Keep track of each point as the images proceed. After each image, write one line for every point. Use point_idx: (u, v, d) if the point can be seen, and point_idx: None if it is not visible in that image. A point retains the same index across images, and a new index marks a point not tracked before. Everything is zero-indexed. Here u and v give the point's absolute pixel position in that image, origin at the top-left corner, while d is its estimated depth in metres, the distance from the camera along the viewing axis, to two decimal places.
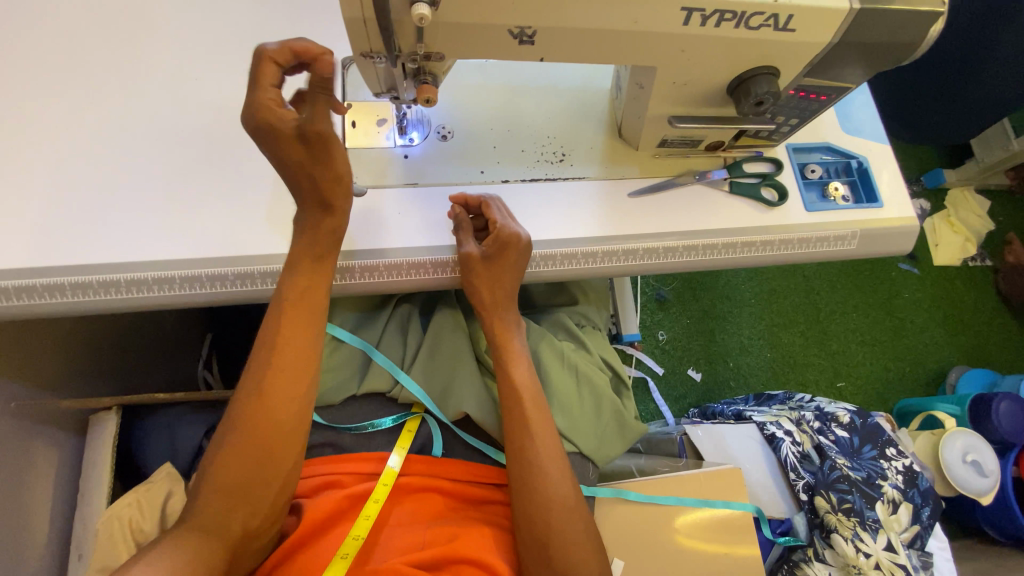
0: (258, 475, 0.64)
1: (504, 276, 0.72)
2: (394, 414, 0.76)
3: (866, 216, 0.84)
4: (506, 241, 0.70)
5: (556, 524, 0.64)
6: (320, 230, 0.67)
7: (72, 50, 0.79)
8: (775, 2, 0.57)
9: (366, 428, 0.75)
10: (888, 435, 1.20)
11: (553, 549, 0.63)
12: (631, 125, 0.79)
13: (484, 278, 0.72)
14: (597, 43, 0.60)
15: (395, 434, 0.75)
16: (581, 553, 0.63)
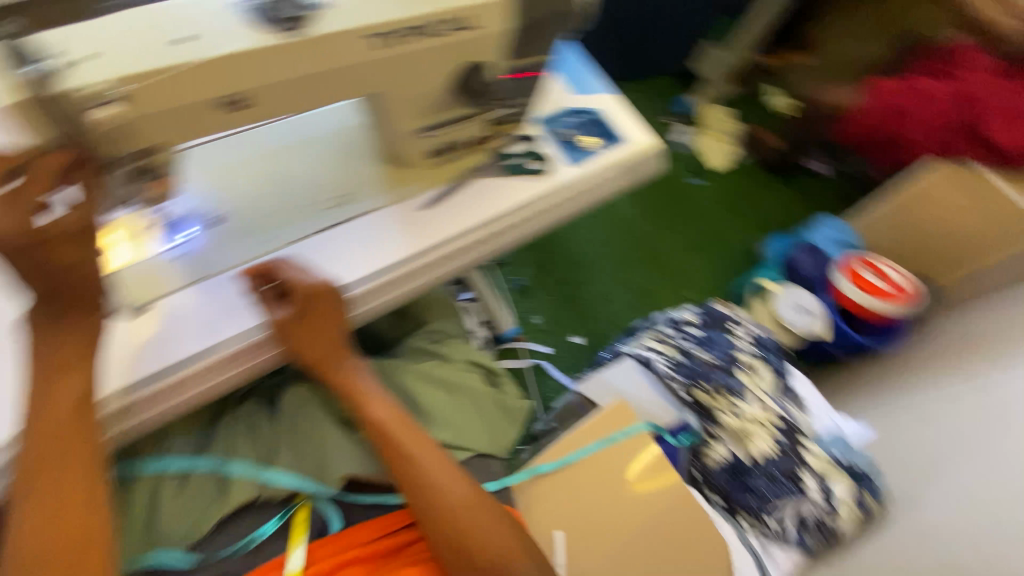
0: None
1: (323, 325, 0.74)
2: (276, 515, 0.71)
3: (620, 151, 1.00)
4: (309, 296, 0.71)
5: (467, 520, 0.67)
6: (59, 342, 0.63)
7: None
8: (443, 9, 0.65)
9: (251, 544, 0.69)
10: (728, 316, 1.41)
11: (472, 548, 0.66)
12: (393, 147, 0.83)
13: (304, 337, 0.73)
14: (309, 87, 0.63)
15: (286, 533, 0.71)
16: (498, 538, 0.68)
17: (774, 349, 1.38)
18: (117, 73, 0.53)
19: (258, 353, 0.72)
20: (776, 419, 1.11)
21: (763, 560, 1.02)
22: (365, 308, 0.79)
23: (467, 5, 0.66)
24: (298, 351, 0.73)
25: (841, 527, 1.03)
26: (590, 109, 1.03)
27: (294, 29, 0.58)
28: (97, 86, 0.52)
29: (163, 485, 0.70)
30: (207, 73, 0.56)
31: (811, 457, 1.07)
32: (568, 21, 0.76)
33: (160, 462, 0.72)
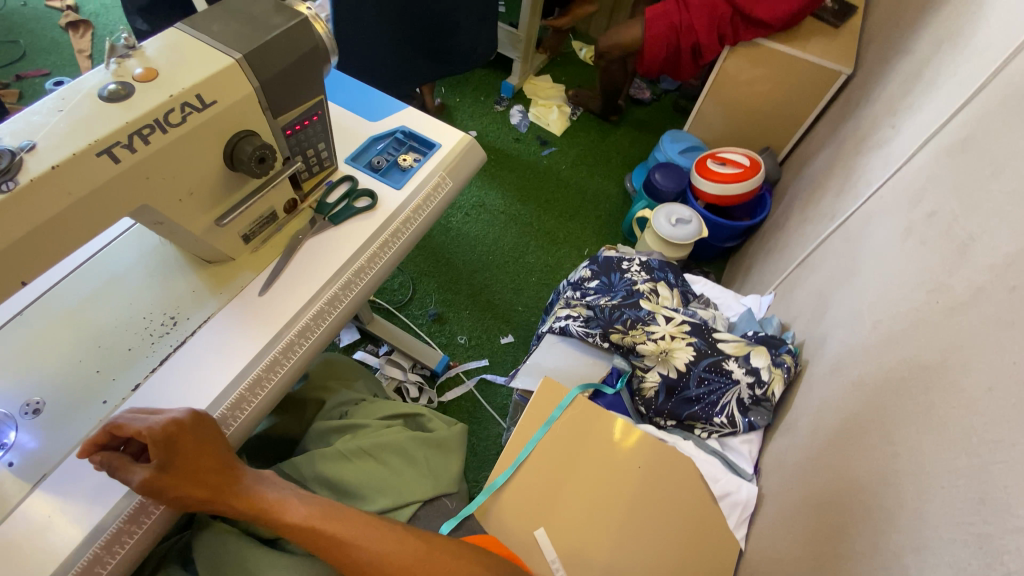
0: None
1: (200, 460, 0.64)
2: None
3: (437, 160, 1.01)
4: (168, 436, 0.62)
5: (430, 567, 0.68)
6: None
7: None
8: (171, 96, 0.61)
9: None
10: (616, 256, 1.46)
11: None
12: (202, 249, 0.77)
13: (184, 481, 0.64)
14: (59, 230, 0.57)
15: None
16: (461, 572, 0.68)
17: (665, 265, 1.45)
18: None
19: (142, 522, 0.66)
20: (687, 328, 1.16)
21: (727, 456, 1.07)
22: (241, 422, 0.74)
23: (194, 83, 0.63)
24: (184, 498, 0.64)
25: (776, 393, 1.09)
26: (392, 130, 1.02)
27: (7, 184, 0.52)
28: None
29: None
30: None
31: (726, 345, 1.14)
32: (316, 58, 0.75)
33: None
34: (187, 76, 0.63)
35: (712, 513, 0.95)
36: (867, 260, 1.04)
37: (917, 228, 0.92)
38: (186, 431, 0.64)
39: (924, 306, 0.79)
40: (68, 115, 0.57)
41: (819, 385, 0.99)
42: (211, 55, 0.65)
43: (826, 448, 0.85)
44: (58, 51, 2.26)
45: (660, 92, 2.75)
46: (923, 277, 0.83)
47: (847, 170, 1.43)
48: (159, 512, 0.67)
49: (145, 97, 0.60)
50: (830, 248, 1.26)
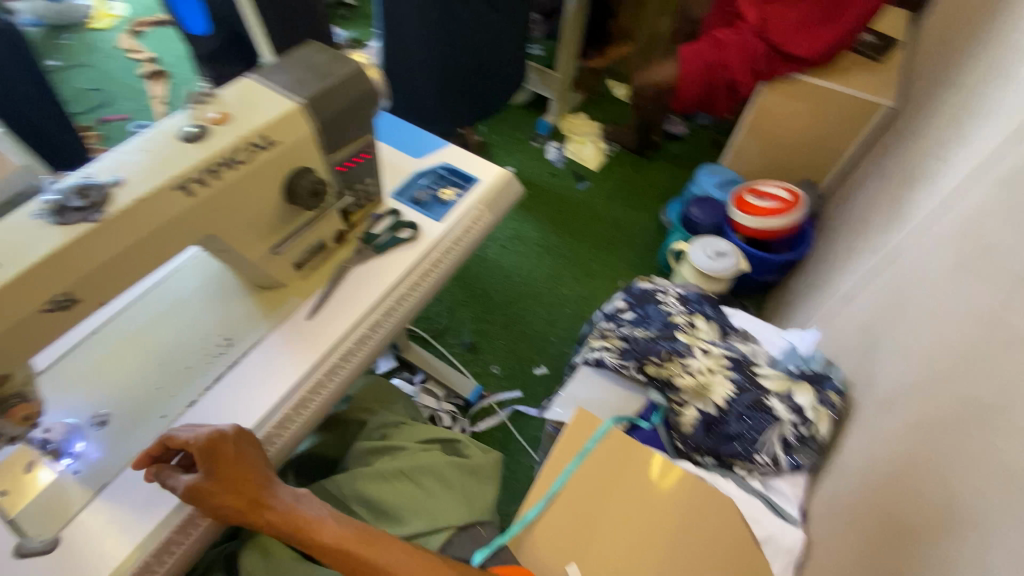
0: None
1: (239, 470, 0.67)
2: None
3: (476, 193, 1.05)
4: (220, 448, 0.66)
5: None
6: None
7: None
8: (241, 136, 0.67)
9: None
10: (651, 288, 1.44)
11: None
12: (259, 276, 0.83)
13: (223, 491, 0.66)
14: (138, 256, 0.63)
15: None
16: None
17: (702, 298, 1.42)
18: None
19: (192, 531, 0.70)
20: (726, 362, 1.15)
21: (771, 496, 1.02)
22: (286, 439, 0.77)
23: (262, 125, 0.69)
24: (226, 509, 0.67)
25: (822, 432, 1.05)
26: (434, 166, 1.08)
27: (97, 215, 0.59)
28: None
29: None
30: (15, 292, 0.55)
31: (767, 381, 1.12)
32: (368, 101, 0.81)
33: None
34: (256, 120, 0.70)
35: (756, 556, 0.91)
36: (917, 294, 1.01)
37: (969, 261, 0.89)
38: (239, 443, 0.68)
39: (981, 341, 0.76)
40: (152, 154, 0.64)
41: (869, 424, 0.95)
42: (277, 100, 0.72)
43: (878, 490, 0.81)
44: (139, 100, 2.51)
45: (695, 128, 2.78)
46: (979, 312, 0.80)
47: (892, 204, 1.40)
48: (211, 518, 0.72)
49: (219, 139, 0.67)
50: (876, 283, 1.22)
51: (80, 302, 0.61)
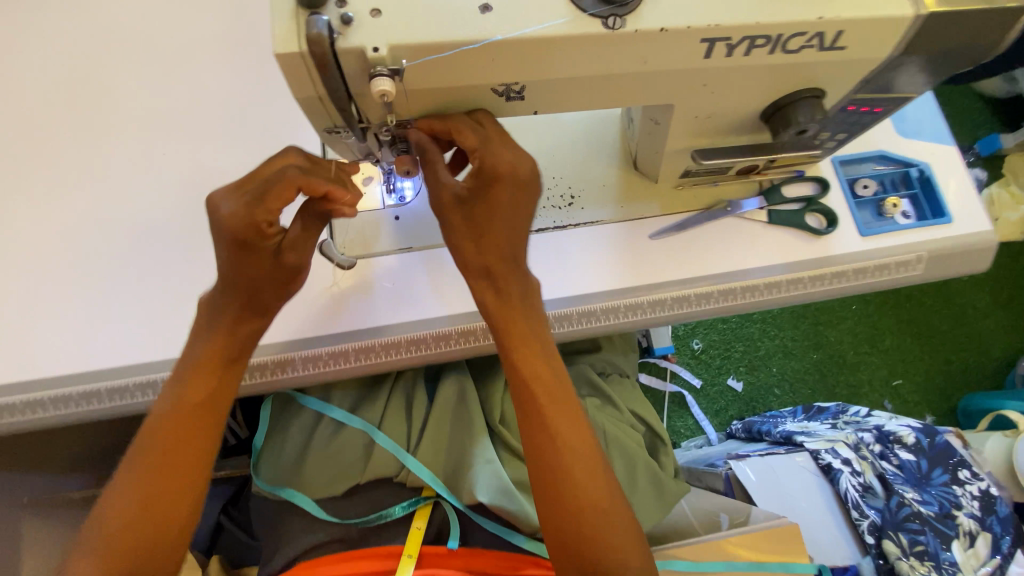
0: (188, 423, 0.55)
1: (497, 215, 0.53)
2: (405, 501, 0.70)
3: (932, 235, 0.73)
4: (315, 155, 0.53)
5: (493, 170, 0.50)
6: (233, 335, 0.57)
7: (17, 140, 0.73)
8: (819, 19, 0.45)
9: (376, 520, 0.69)
10: (961, 454, 1.10)
11: (561, 474, 0.53)
12: (647, 160, 0.68)
13: (466, 231, 0.54)
14: (602, 88, 0.49)
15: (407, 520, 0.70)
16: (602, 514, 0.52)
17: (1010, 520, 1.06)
18: (392, 40, 0.41)
19: (445, 346, 0.66)
20: None
21: None
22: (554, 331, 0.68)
23: (852, 18, 0.46)
24: (255, 277, 0.54)
25: None
26: (909, 160, 0.76)
27: (615, 21, 0.43)
28: (379, 52, 0.41)
29: (314, 431, 0.73)
30: (491, 53, 0.43)
31: None
32: (971, 57, 0.52)
33: (321, 403, 0.73)
34: (848, 4, 0.46)
35: None
36: None
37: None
38: (515, 185, 0.52)
39: None
40: None
41: None
42: None
43: None
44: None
45: None
46: None
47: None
48: (464, 346, 0.66)
49: (793, 6, 0.45)
50: None
51: (523, 99, 0.49)
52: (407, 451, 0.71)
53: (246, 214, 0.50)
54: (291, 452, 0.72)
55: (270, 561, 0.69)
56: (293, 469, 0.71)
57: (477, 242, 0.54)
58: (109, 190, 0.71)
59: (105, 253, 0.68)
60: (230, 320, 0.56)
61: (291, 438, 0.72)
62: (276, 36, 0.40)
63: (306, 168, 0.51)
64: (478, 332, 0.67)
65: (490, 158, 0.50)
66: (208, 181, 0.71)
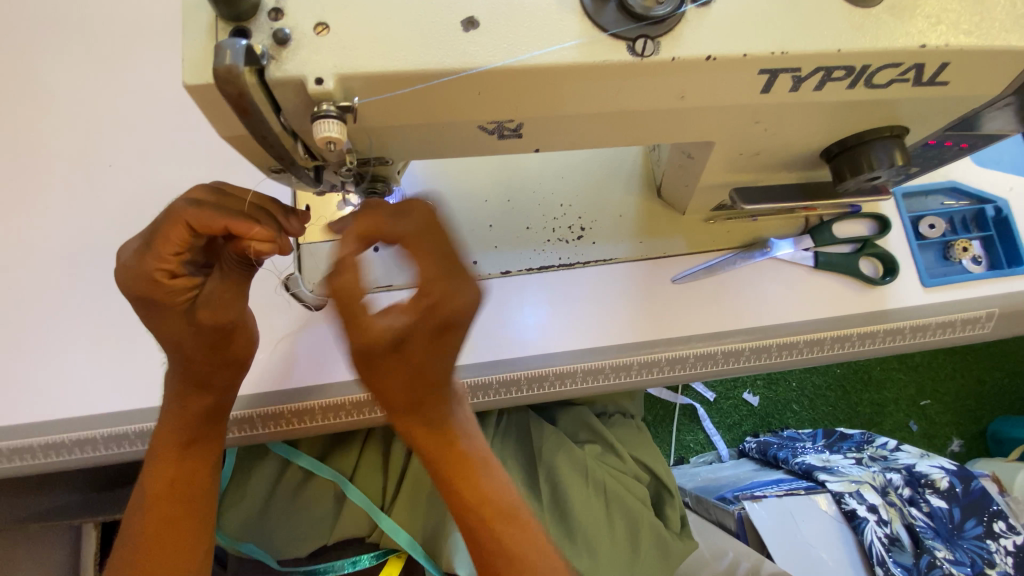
0: (162, 504, 0.51)
1: (439, 355, 0.40)
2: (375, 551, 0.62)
3: (1008, 288, 0.61)
4: (230, 186, 0.44)
5: (438, 311, 0.37)
6: (187, 410, 0.50)
7: None
8: (921, 46, 0.33)
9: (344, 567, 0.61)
10: (998, 505, 1.01)
11: None
12: (675, 190, 0.57)
13: (390, 369, 0.40)
14: (624, 126, 0.38)
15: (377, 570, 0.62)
16: None
17: None
18: (343, 69, 0.31)
19: None
20: None
21: None
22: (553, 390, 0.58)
23: (966, 45, 0.34)
24: (179, 342, 0.46)
25: None
26: (987, 195, 0.63)
27: (645, 45, 0.32)
28: (325, 84, 0.31)
29: (282, 480, 0.65)
30: (478, 87, 0.32)
31: None
32: None
33: (286, 448, 0.65)
34: (961, 26, 0.34)
35: None
36: None
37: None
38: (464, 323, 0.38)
39: None
40: None
41: None
42: None
43: None
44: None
45: None
46: None
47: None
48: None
49: (887, 26, 0.33)
50: None
51: (520, 137, 0.38)
52: (380, 508, 0.62)
53: (141, 268, 0.42)
54: (252, 503, 0.64)
55: None
56: (256, 522, 0.63)
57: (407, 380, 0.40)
58: (51, 205, 0.62)
59: (46, 280, 0.60)
60: (179, 390, 0.49)
61: (253, 487, 0.64)
62: (186, 62, 0.30)
63: (202, 200, 0.41)
64: (466, 389, 0.58)
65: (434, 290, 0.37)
66: (163, 197, 0.62)
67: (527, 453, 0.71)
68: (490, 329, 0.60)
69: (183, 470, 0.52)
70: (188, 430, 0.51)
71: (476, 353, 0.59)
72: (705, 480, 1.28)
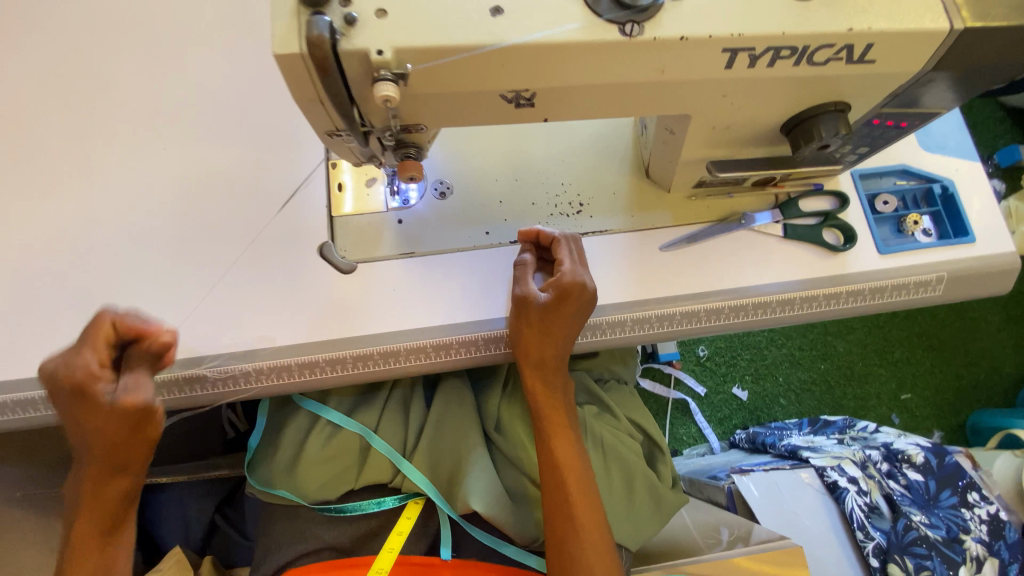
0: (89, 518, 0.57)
1: (561, 328, 0.61)
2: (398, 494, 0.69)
3: (954, 255, 0.70)
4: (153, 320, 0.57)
5: (561, 292, 0.60)
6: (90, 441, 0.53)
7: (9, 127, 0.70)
8: (847, 31, 0.43)
9: (370, 508, 0.68)
10: (970, 477, 1.07)
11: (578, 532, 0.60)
12: (660, 168, 0.66)
13: (532, 334, 0.62)
14: (617, 96, 0.46)
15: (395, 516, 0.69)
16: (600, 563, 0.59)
17: (1019, 548, 1.03)
18: (398, 43, 0.39)
19: (444, 355, 0.65)
20: None
21: None
22: None
23: (884, 30, 0.43)
24: (95, 432, 0.53)
25: None
26: (932, 177, 0.73)
27: (632, 28, 0.41)
28: (385, 55, 0.39)
29: (310, 433, 0.71)
30: (503, 59, 0.41)
31: None
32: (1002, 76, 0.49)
33: (317, 405, 0.71)
34: (880, 15, 0.43)
35: None
36: None
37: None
38: (580, 304, 0.61)
39: None
40: None
41: None
42: (930, 4, 0.44)
43: None
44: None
45: None
46: None
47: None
48: (464, 357, 0.65)
49: (822, 15, 0.43)
50: None
51: (532, 106, 0.46)
52: (402, 456, 0.69)
53: (75, 363, 0.53)
54: (285, 453, 0.70)
55: (258, 566, 0.68)
56: (287, 470, 0.69)
57: (543, 343, 0.62)
58: (104, 181, 0.68)
59: (100, 248, 0.66)
60: (82, 420, 0.53)
61: (286, 440, 0.71)
62: (276, 36, 0.38)
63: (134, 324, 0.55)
64: (479, 341, 0.65)
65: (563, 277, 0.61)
66: (205, 175, 0.69)
67: None
68: (500, 291, 0.66)
69: (99, 488, 0.56)
70: (98, 464, 0.55)
71: (488, 312, 0.66)
72: (698, 466, 1.34)
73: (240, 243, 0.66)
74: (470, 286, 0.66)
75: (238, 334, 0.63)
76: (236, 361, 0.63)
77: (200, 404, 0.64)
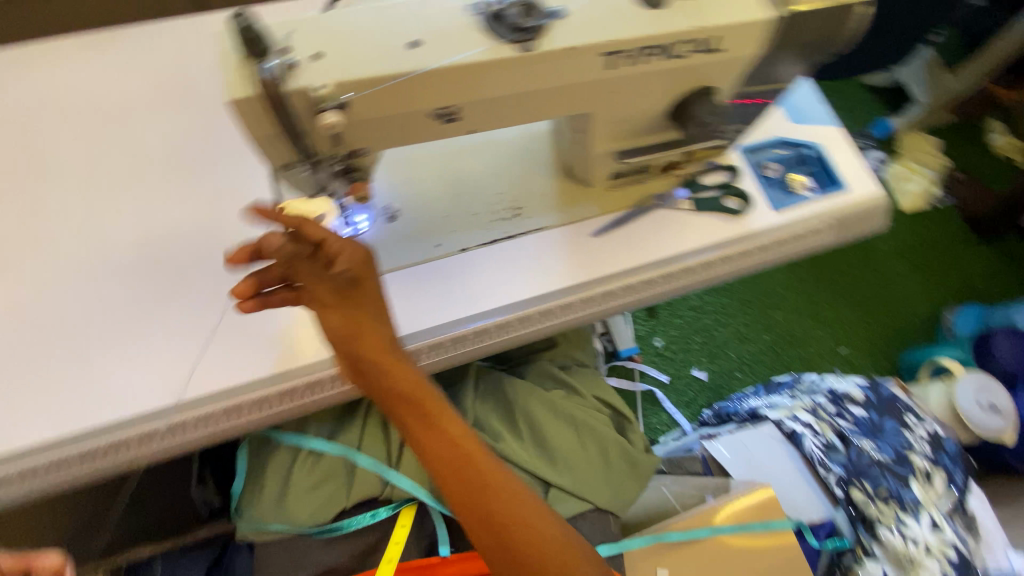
0: None
1: (369, 305, 0.58)
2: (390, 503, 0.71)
3: (835, 202, 0.83)
4: None
5: (356, 268, 0.56)
6: None
7: None
8: (696, 28, 0.54)
9: (367, 520, 0.70)
10: (903, 402, 1.19)
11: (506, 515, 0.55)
12: (579, 166, 0.75)
13: (351, 323, 0.57)
14: (526, 103, 0.56)
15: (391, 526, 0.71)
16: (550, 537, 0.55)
17: (958, 458, 1.15)
18: (336, 76, 0.47)
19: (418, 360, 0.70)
20: (949, 554, 0.99)
21: None
22: (518, 331, 0.74)
23: (724, 25, 0.55)
24: None
25: None
26: (804, 143, 0.87)
27: (528, 43, 0.50)
28: (320, 85, 0.47)
29: (296, 464, 0.72)
30: (428, 80, 0.49)
31: None
32: (831, 50, 0.61)
33: (297, 436, 0.74)
34: (719, 15, 0.55)
35: None
36: None
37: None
38: (372, 271, 0.58)
39: None
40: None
41: None
42: (754, 1, 0.57)
43: None
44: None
45: None
46: None
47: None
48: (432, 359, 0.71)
49: (675, 19, 0.54)
50: None
51: (459, 119, 0.55)
52: (389, 467, 0.71)
53: None
54: (272, 489, 0.71)
55: None
56: (277, 504, 0.70)
57: (364, 327, 0.57)
58: (65, 256, 0.71)
59: (61, 318, 0.67)
60: None
61: (270, 480, 0.72)
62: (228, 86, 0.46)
63: None
64: (445, 343, 0.71)
65: (341, 250, 0.55)
66: (164, 236, 0.73)
67: (504, 406, 0.83)
68: (459, 294, 0.72)
69: None
70: None
71: (452, 315, 0.71)
72: (673, 447, 1.42)
73: (204, 292, 0.69)
74: (429, 295, 0.72)
75: (210, 376, 0.64)
76: (212, 402, 0.63)
77: (179, 449, 0.64)
